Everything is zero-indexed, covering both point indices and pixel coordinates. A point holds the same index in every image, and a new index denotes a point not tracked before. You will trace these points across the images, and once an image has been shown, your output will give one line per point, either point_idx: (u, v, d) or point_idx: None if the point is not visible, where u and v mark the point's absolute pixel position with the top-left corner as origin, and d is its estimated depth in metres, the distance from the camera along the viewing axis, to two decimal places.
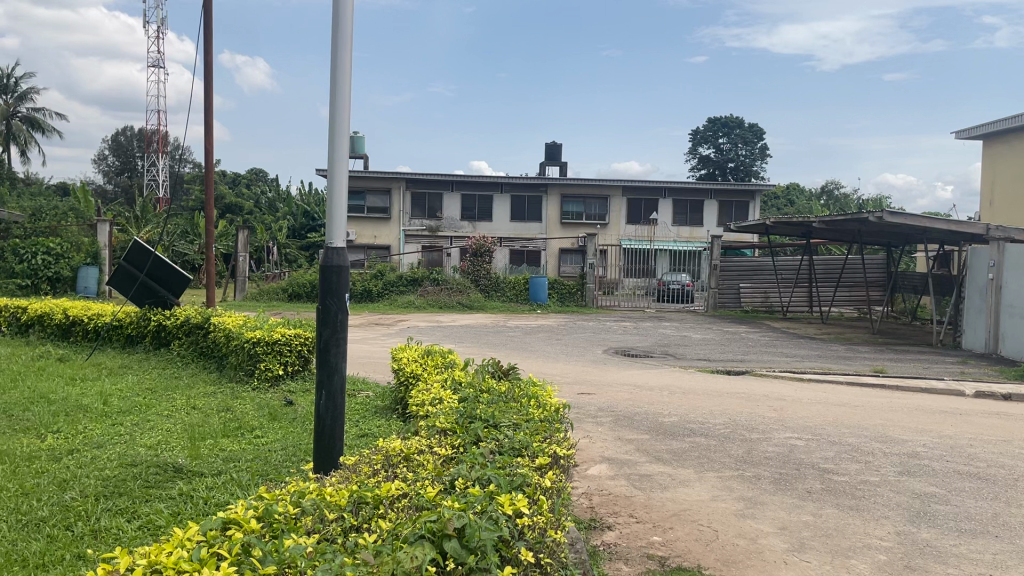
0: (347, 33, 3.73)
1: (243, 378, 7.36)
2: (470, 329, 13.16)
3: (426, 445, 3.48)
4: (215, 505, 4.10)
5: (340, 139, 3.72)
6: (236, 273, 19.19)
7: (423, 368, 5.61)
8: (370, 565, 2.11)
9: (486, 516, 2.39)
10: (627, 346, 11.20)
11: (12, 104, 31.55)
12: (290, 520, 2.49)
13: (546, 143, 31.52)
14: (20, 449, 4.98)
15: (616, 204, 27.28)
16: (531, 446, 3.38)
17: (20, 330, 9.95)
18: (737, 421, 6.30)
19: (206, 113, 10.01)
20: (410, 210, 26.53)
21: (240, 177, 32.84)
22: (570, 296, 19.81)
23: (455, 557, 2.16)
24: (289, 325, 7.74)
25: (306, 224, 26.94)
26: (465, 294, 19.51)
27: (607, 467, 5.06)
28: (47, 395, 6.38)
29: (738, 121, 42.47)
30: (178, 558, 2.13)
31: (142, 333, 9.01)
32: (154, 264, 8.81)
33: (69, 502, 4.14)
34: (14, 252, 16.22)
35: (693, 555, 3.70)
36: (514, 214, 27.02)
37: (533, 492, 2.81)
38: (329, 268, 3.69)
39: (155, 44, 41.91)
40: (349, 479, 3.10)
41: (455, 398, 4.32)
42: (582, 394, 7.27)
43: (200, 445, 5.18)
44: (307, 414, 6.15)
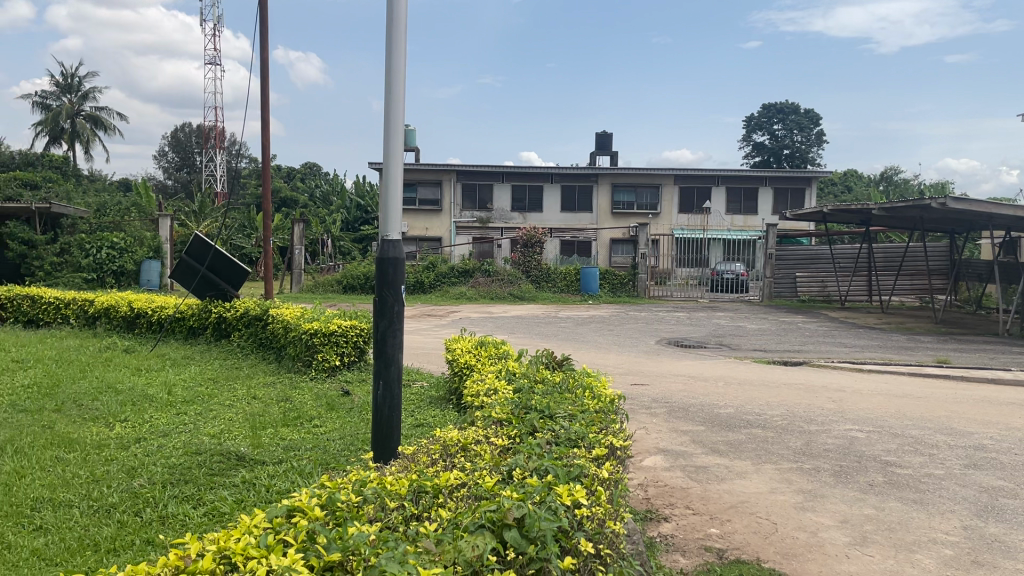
0: (401, 34, 3.76)
1: (302, 368, 7.49)
2: (523, 320, 13.20)
3: (483, 435, 3.51)
4: (277, 492, 4.20)
5: (395, 133, 3.78)
6: (292, 266, 19.55)
7: (476, 359, 5.65)
8: (432, 553, 2.14)
9: (546, 507, 2.39)
10: (681, 337, 11.09)
11: (76, 103, 32.39)
12: (353, 508, 2.54)
13: (597, 132, 31.26)
14: (91, 437, 5.17)
15: (667, 193, 27.01)
16: (588, 436, 3.37)
17: (87, 321, 10.27)
18: (795, 412, 6.20)
19: (262, 109, 10.17)
20: (461, 201, 26.67)
21: (295, 172, 33.34)
22: (622, 287, 19.72)
23: (516, 546, 2.18)
24: (345, 316, 7.84)
25: (359, 217, 27.34)
26: (516, 285, 19.59)
27: (662, 458, 5.04)
28: (114, 385, 6.58)
29: (794, 107, 41.61)
30: (246, 545, 2.20)
31: (203, 325, 9.25)
32: (214, 258, 9.04)
33: (138, 489, 4.28)
34: (80, 247, 16.52)
35: (752, 547, 3.66)
36: (565, 204, 26.92)
37: (591, 483, 2.81)
38: (385, 259, 3.76)
39: (212, 41, 42.53)
40: (408, 468, 3.14)
41: (510, 389, 4.35)
42: (636, 385, 7.23)
43: (261, 434, 5.31)
44: (364, 404, 6.24)
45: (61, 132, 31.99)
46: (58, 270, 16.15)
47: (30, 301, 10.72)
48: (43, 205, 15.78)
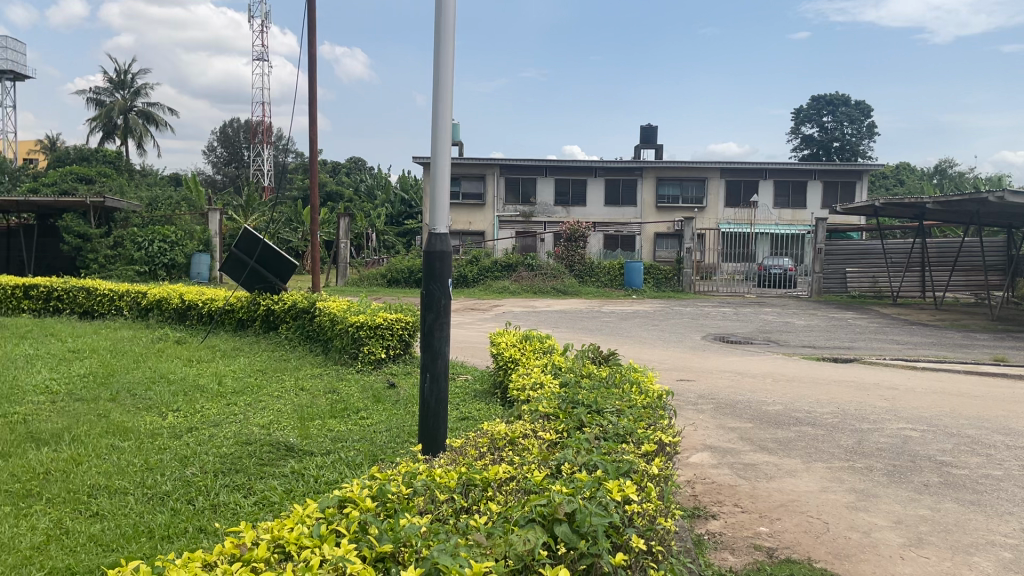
0: (449, 33, 3.75)
1: (348, 360, 7.58)
2: (567, 314, 13.17)
3: (530, 429, 3.49)
4: (326, 483, 4.25)
5: (443, 128, 3.78)
6: (338, 259, 19.76)
7: (521, 353, 5.64)
8: (483, 546, 2.14)
9: (596, 502, 2.38)
10: (727, 332, 10.95)
11: (128, 99, 33.08)
12: (403, 499, 2.55)
13: (642, 125, 31.01)
14: (145, 426, 5.29)
15: (714, 187, 26.68)
16: (636, 432, 3.33)
17: (141, 313, 10.50)
18: (847, 410, 6.08)
19: (310, 104, 10.28)
20: (504, 195, 26.68)
21: (340, 166, 33.71)
22: (666, 281, 19.58)
23: (567, 541, 2.16)
24: (390, 309, 7.90)
25: (403, 211, 27.55)
26: (559, 279, 19.57)
27: (709, 455, 4.98)
28: (166, 375, 6.73)
29: (845, 99, 40.81)
30: (299, 534, 2.23)
31: (252, 317, 9.39)
32: (264, 251, 9.16)
33: (191, 477, 4.36)
34: (133, 240, 16.86)
35: (803, 547, 3.60)
36: (609, 198, 26.77)
37: (641, 479, 2.78)
38: (432, 254, 3.76)
39: (260, 38, 43.09)
40: (457, 461, 3.15)
41: (556, 383, 4.33)
42: (682, 380, 7.17)
43: (310, 425, 5.38)
44: (410, 396, 6.29)
45: (114, 128, 32.84)
46: (111, 263, 16.53)
47: (85, 292, 11.00)
48: (97, 199, 16.10)
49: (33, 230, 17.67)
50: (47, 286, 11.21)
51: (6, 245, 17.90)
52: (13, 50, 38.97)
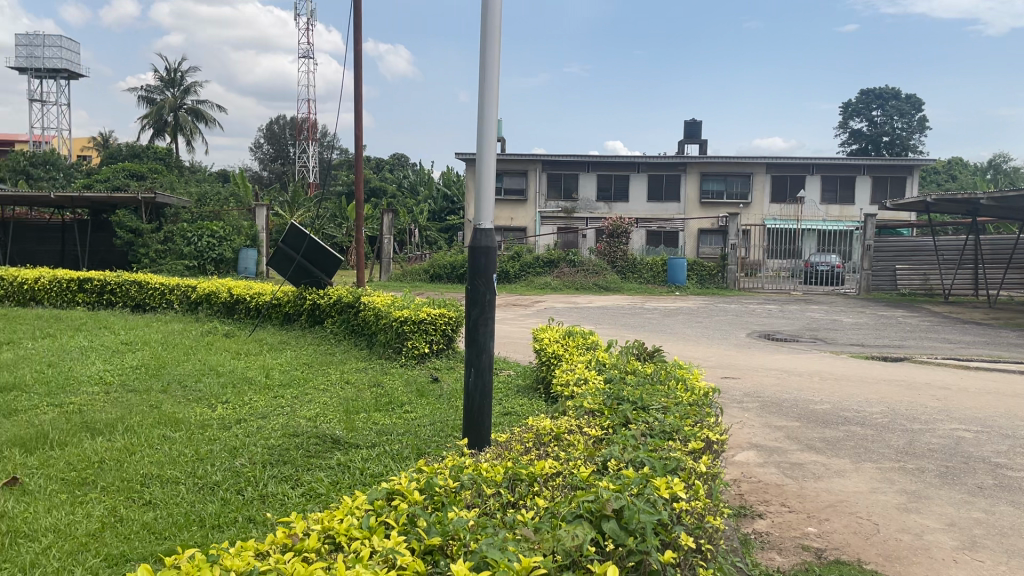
0: (495, 32, 3.76)
1: (392, 354, 7.65)
2: (609, 311, 13.13)
3: (576, 425, 3.48)
4: (372, 475, 4.30)
5: (488, 127, 3.79)
6: (381, 255, 19.94)
7: (565, 349, 5.62)
8: (531, 541, 2.15)
9: (644, 498, 2.37)
10: (773, 330, 10.80)
11: (178, 97, 33.72)
12: (450, 493, 2.56)
13: (686, 120, 30.72)
14: (196, 417, 5.41)
15: (759, 182, 26.33)
16: (683, 430, 3.30)
17: (191, 306, 10.72)
18: (897, 410, 5.96)
19: (355, 101, 10.37)
20: (546, 191, 26.64)
21: (384, 163, 34.00)
22: (710, 278, 19.38)
23: (615, 538, 2.16)
24: (434, 304, 7.95)
25: (446, 207, 27.69)
26: (601, 276, 19.49)
27: (755, 453, 4.93)
28: (216, 367, 6.87)
29: (895, 92, 39.97)
30: (349, 526, 2.27)
31: (299, 311, 9.52)
32: (309, 246, 9.27)
33: (240, 468, 4.45)
34: (182, 235, 17.22)
35: (852, 548, 3.54)
36: (652, 194, 26.55)
37: (689, 477, 2.76)
38: (477, 249, 3.78)
39: (305, 36, 43.57)
40: (503, 455, 3.15)
41: (601, 379, 4.31)
42: (727, 378, 7.10)
43: (355, 418, 5.44)
44: (453, 391, 6.33)
45: (164, 125, 33.53)
46: (162, 258, 16.86)
47: (137, 286, 11.26)
48: (148, 195, 16.41)
49: (87, 225, 18.10)
50: (101, 280, 11.50)
51: (61, 240, 18.35)
52: (68, 50, 39.97)
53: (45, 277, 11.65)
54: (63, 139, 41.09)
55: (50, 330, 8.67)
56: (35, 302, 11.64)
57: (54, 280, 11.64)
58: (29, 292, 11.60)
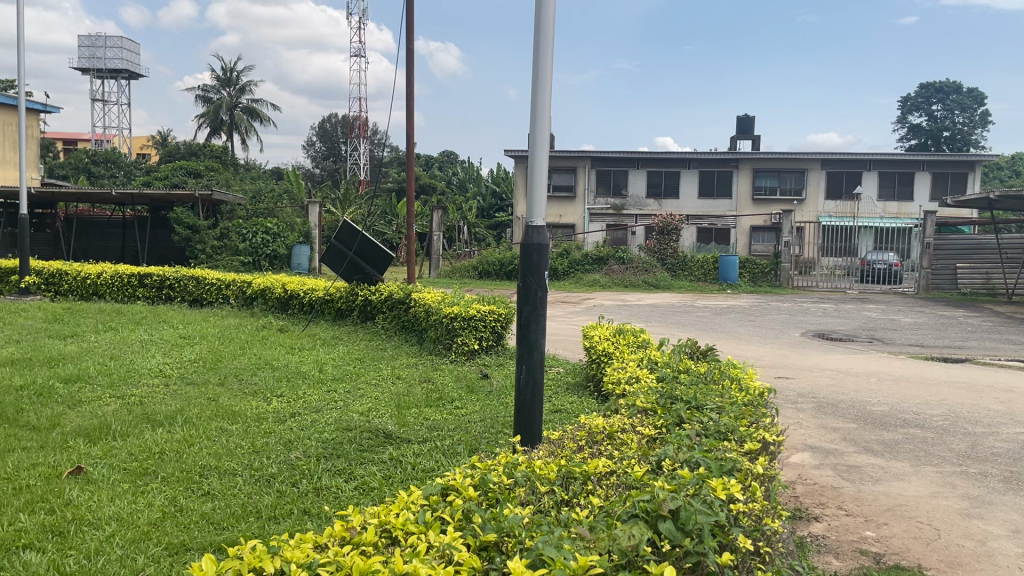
0: (548, 30, 3.75)
1: (442, 351, 7.70)
2: (659, 309, 13.01)
3: (629, 424, 3.46)
4: (423, 471, 4.34)
5: (541, 125, 3.78)
6: (430, 251, 20.08)
7: (615, 347, 5.59)
8: (587, 540, 2.14)
9: (700, 499, 2.34)
10: (827, 330, 10.61)
11: (234, 96, 34.40)
12: (505, 490, 2.57)
13: (738, 116, 30.26)
14: (252, 410, 5.52)
15: (814, 178, 25.86)
16: (738, 430, 3.26)
17: (246, 301, 10.93)
18: (959, 413, 5.80)
19: (407, 99, 10.45)
20: (595, 187, 26.51)
21: (433, 160, 34.22)
22: (763, 276, 19.08)
23: (672, 538, 2.14)
24: (483, 300, 7.98)
25: (495, 204, 27.76)
26: (651, 273, 19.32)
27: (810, 455, 4.84)
28: (271, 362, 7.00)
29: (956, 86, 38.86)
30: (405, 520, 2.29)
31: (351, 307, 9.65)
32: (362, 243, 9.39)
33: (295, 460, 4.53)
34: (238, 232, 17.57)
35: (912, 553, 3.46)
36: (703, 190, 26.22)
37: (745, 477, 2.72)
38: (529, 246, 3.77)
39: (356, 34, 43.94)
40: (555, 453, 3.15)
41: (654, 378, 4.28)
42: (781, 378, 6.99)
43: (407, 413, 5.50)
44: (503, 387, 6.34)
45: (220, 124, 34.22)
46: (218, 254, 17.25)
47: (194, 282, 11.51)
48: (205, 192, 16.77)
49: (147, 221, 18.58)
50: (160, 275, 11.79)
51: (122, 237, 18.95)
52: (128, 49, 40.87)
53: (106, 271, 12.00)
54: (123, 137, 42.11)
55: (112, 323, 8.94)
56: (97, 297, 12.00)
57: (114, 275, 11.97)
58: (92, 286, 11.97)
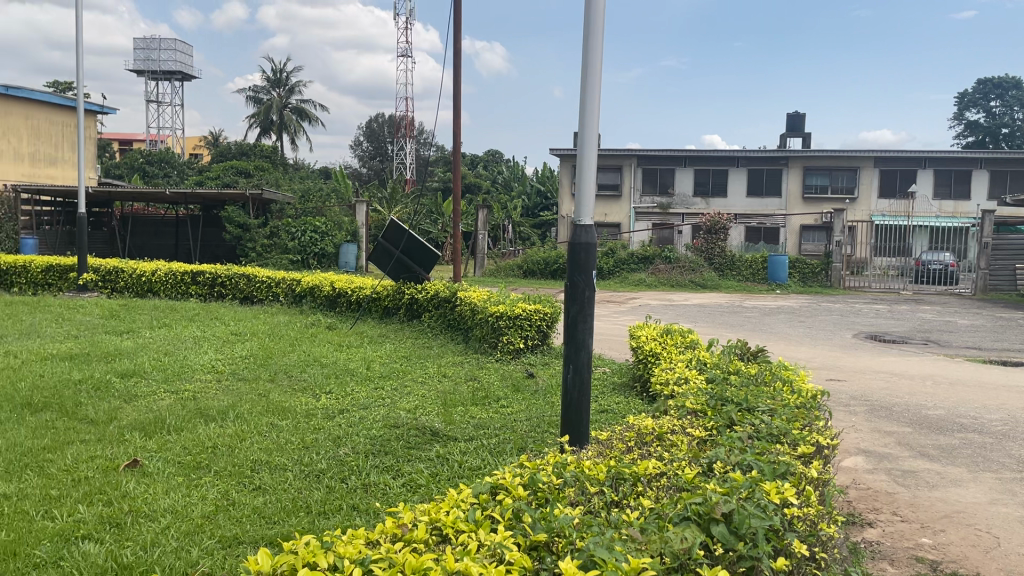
0: (598, 30, 3.73)
1: (488, 349, 7.72)
2: (707, 309, 12.86)
3: (678, 425, 3.43)
4: (470, 469, 4.35)
5: (590, 123, 3.76)
6: (476, 251, 20.16)
7: (662, 348, 5.55)
8: (639, 541, 2.12)
9: (753, 503, 2.30)
10: (880, 331, 10.40)
11: (284, 96, 34.99)
12: (554, 490, 2.56)
13: (788, 113, 29.76)
14: (302, 406, 5.61)
15: (867, 177, 25.33)
16: (792, 433, 3.20)
17: (296, 299, 11.09)
18: (1019, 418, 5.62)
19: (454, 99, 10.49)
20: (641, 186, 26.32)
21: (478, 159, 34.32)
22: (813, 276, 18.76)
23: (725, 542, 2.12)
24: (529, 299, 7.98)
25: (540, 203, 27.75)
26: (698, 273, 19.12)
27: (864, 459, 4.74)
28: (320, 359, 7.10)
29: (1015, 82, 37.71)
30: (456, 518, 2.30)
31: (397, 305, 9.73)
32: (409, 242, 9.45)
33: (344, 456, 4.58)
34: (287, 230, 17.83)
35: (970, 562, 3.36)
36: (751, 188, 25.83)
37: (799, 482, 2.68)
38: (576, 245, 3.76)
39: (403, 34, 44.28)
40: (604, 454, 3.13)
41: (703, 379, 4.23)
42: (832, 380, 6.86)
43: (453, 411, 5.53)
44: (548, 387, 6.33)
45: (270, 124, 34.79)
46: (268, 252, 17.57)
47: (246, 279, 11.72)
48: (255, 192, 17.08)
49: (199, 220, 18.99)
50: (213, 272, 12.02)
51: (175, 235, 19.42)
52: (182, 52, 41.75)
53: (161, 269, 12.28)
54: (176, 138, 43.08)
55: (167, 320, 9.15)
56: (152, 294, 12.30)
57: (168, 272, 12.24)
58: (147, 284, 12.27)
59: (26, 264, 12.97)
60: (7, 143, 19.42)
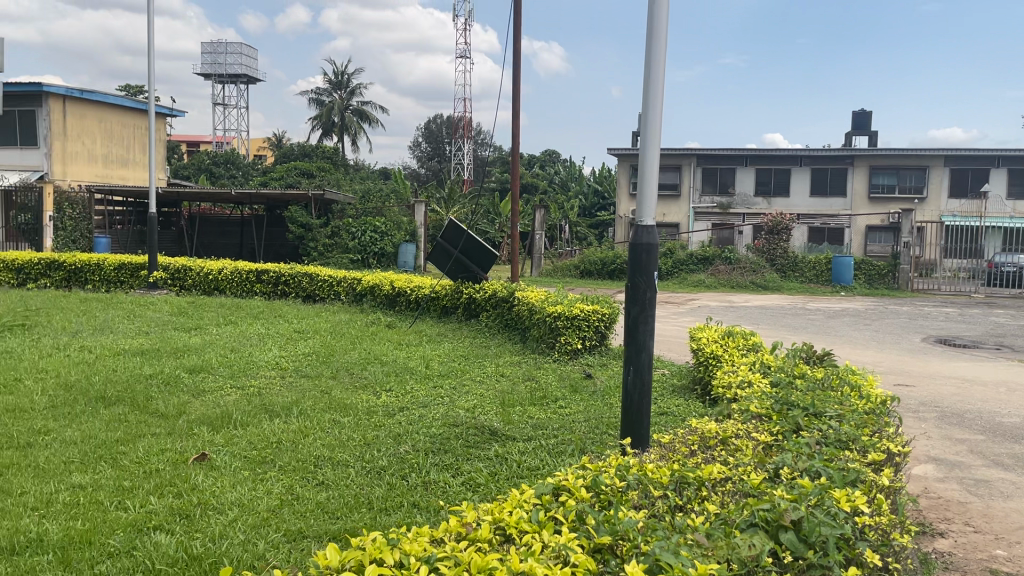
0: (661, 29, 3.70)
1: (545, 349, 7.72)
2: (769, 311, 12.63)
3: (743, 429, 3.37)
4: (528, 469, 4.36)
5: (652, 122, 3.72)
6: (532, 251, 20.18)
7: (724, 350, 5.47)
8: (705, 546, 2.09)
9: (823, 511, 2.26)
10: (950, 335, 10.09)
11: (345, 98, 35.55)
12: (617, 492, 2.54)
13: (854, 111, 29.06)
14: (362, 403, 5.69)
15: (936, 176, 24.65)
16: (861, 439, 3.12)
17: (356, 298, 11.25)
18: None
19: (514, 100, 10.52)
20: (701, 186, 25.98)
21: (535, 159, 34.34)
22: (880, 278, 18.28)
23: (794, 550, 2.08)
24: (587, 300, 7.95)
25: (597, 203, 27.63)
26: (760, 274, 18.79)
27: (933, 468, 4.59)
28: (380, 357, 7.19)
29: None
30: (519, 519, 2.31)
31: (455, 304, 9.79)
32: (467, 242, 9.49)
33: (404, 454, 4.63)
34: (348, 230, 18.08)
35: None
36: (814, 188, 25.29)
37: (870, 489, 2.61)
38: (638, 246, 3.72)
39: (462, 35, 44.55)
40: (667, 457, 3.10)
41: (767, 383, 4.14)
42: (900, 386, 6.67)
43: (512, 411, 5.54)
44: (607, 388, 6.30)
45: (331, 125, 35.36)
46: (330, 251, 17.91)
47: (308, 278, 11.94)
48: (317, 193, 17.41)
49: (263, 220, 19.43)
50: (277, 271, 12.27)
51: (240, 235, 19.93)
52: (246, 55, 42.71)
53: (226, 268, 12.59)
54: (241, 140, 44.14)
55: (232, 317, 9.39)
56: (219, 292, 12.63)
57: (234, 271, 12.55)
58: (214, 283, 12.60)
59: (99, 262, 13.45)
60: (81, 145, 20.17)
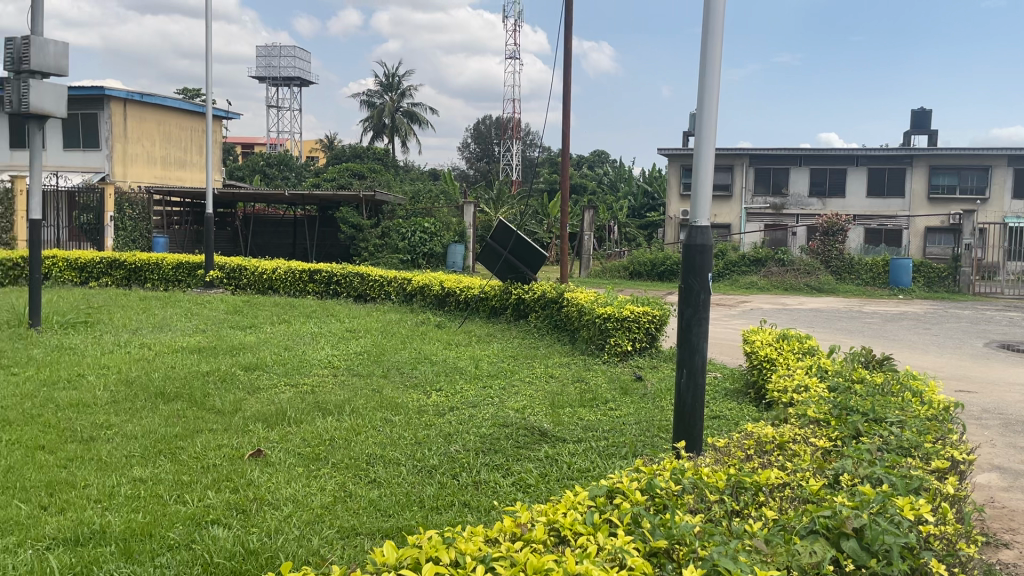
0: (717, 28, 3.65)
1: (595, 351, 7.69)
2: (824, 315, 12.36)
3: (800, 434, 3.31)
4: (579, 470, 4.34)
5: (708, 120, 3.67)
6: (581, 252, 20.12)
7: (778, 354, 5.38)
8: (763, 553, 2.07)
9: (886, 517, 2.20)
10: (1015, 341, 9.76)
11: (395, 100, 35.87)
12: (672, 496, 2.52)
13: (913, 110, 28.33)
14: (413, 402, 5.74)
15: (1000, 176, 23.91)
16: (923, 446, 3.04)
17: (407, 298, 11.35)
18: None
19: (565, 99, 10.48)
20: (753, 186, 25.59)
21: (584, 159, 34.22)
22: (939, 281, 17.78)
23: (856, 558, 2.03)
24: (638, 302, 7.90)
25: (646, 204, 27.42)
26: (813, 276, 18.47)
27: (998, 476, 4.45)
28: (430, 356, 7.25)
29: None
30: (574, 521, 2.30)
31: (504, 304, 9.80)
32: (517, 243, 9.51)
33: (455, 453, 4.65)
34: (398, 231, 18.15)
35: None
36: (871, 188, 24.74)
37: (934, 497, 2.54)
38: (692, 247, 3.68)
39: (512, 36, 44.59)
40: (722, 461, 3.06)
41: (824, 388, 4.06)
42: (962, 392, 6.47)
43: (561, 412, 5.53)
44: (658, 390, 6.24)
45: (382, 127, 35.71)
46: (380, 252, 18.09)
47: (359, 278, 12.08)
48: (368, 194, 17.60)
49: (316, 220, 19.73)
50: (329, 271, 12.43)
51: (293, 235, 20.26)
52: (301, 59, 43.40)
53: (280, 268, 12.80)
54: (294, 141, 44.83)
55: (286, 316, 9.55)
56: (272, 291, 12.85)
57: (288, 271, 12.75)
58: (268, 282, 12.83)
59: (158, 261, 13.79)
60: (142, 147, 20.76)
